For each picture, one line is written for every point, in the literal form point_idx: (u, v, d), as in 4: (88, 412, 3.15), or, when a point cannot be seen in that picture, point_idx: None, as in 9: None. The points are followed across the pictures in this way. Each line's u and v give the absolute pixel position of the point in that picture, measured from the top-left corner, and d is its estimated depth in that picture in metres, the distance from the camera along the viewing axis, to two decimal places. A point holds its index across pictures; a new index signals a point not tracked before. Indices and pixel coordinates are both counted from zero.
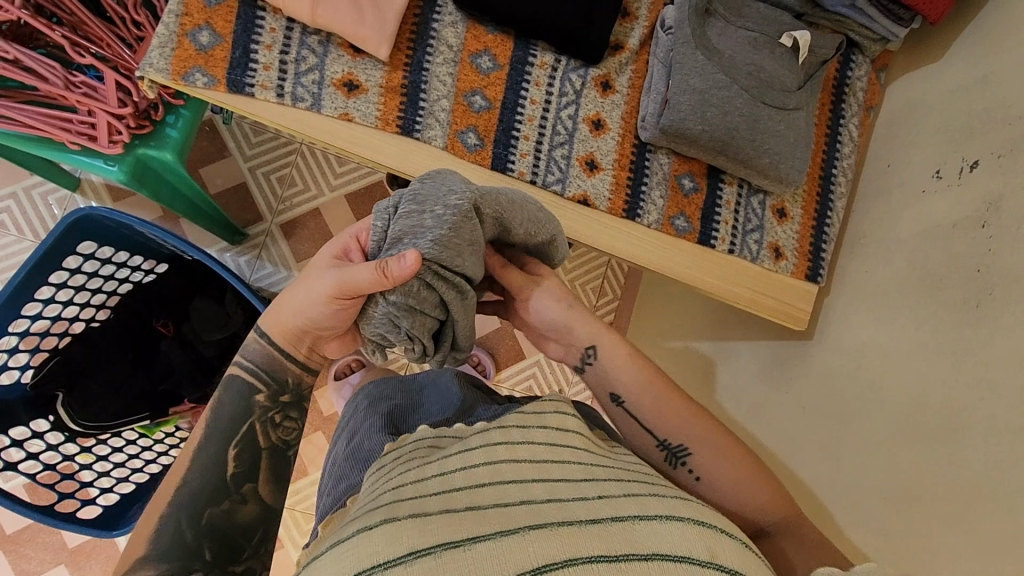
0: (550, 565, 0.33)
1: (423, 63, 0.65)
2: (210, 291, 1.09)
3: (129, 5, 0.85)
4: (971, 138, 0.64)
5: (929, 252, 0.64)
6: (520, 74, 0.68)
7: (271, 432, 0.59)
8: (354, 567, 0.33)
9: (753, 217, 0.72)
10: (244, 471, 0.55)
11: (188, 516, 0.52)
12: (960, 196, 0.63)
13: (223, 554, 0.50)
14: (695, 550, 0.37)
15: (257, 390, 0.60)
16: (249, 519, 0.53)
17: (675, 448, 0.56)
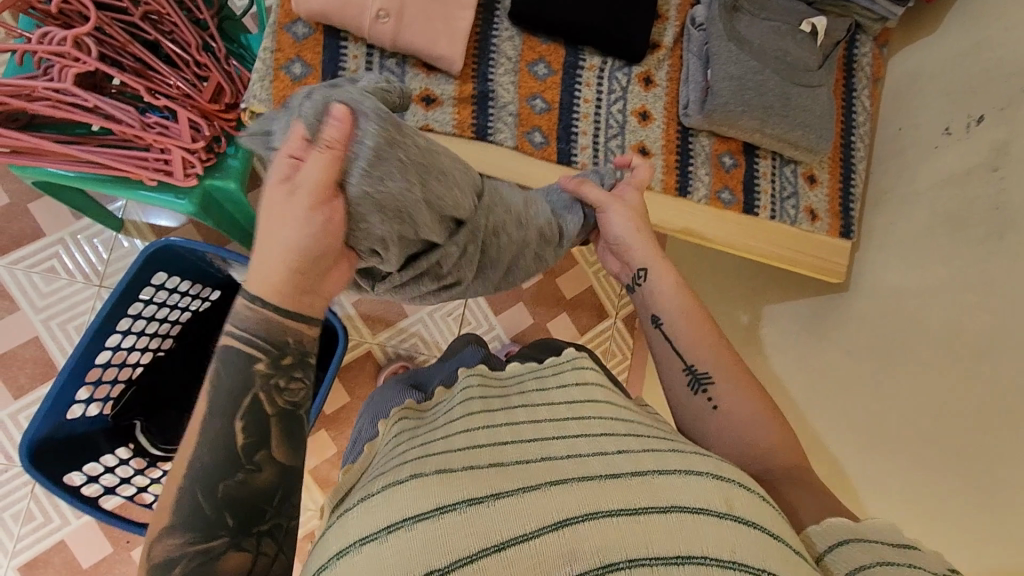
0: (570, 520, 0.37)
1: (488, 74, 0.73)
2: None
3: (191, 48, 0.92)
4: (974, 96, 0.73)
5: (948, 198, 0.73)
6: (572, 76, 0.76)
7: (280, 397, 0.45)
8: (385, 520, 0.38)
9: (787, 185, 0.81)
10: (254, 439, 0.43)
11: (204, 487, 0.41)
12: (970, 146, 0.71)
13: (247, 519, 0.42)
14: (714, 501, 0.39)
15: (255, 356, 0.45)
16: (265, 488, 0.43)
17: (699, 375, 0.57)
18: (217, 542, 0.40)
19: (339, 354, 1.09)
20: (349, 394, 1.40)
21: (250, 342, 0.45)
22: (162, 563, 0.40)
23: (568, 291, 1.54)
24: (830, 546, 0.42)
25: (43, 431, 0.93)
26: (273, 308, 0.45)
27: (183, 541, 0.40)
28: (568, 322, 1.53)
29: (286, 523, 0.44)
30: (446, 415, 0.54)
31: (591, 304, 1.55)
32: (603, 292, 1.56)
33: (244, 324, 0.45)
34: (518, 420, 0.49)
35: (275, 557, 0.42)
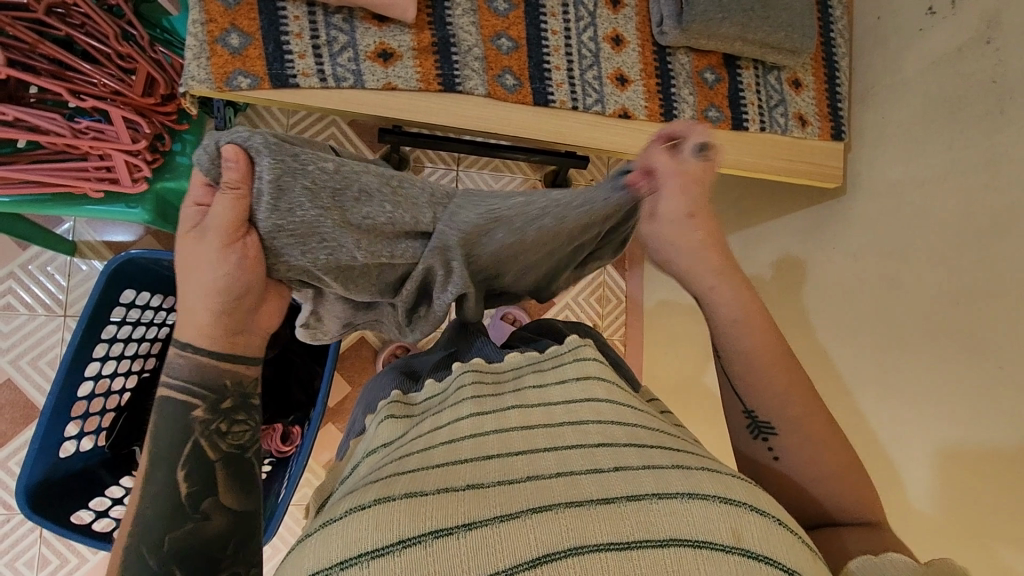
0: (549, 556, 0.34)
1: (445, 17, 0.67)
2: None
3: (110, 39, 0.83)
4: None
5: (943, 77, 0.75)
6: (535, 8, 0.70)
7: (219, 444, 0.53)
8: (340, 552, 0.36)
9: (774, 94, 0.78)
10: (197, 489, 0.50)
11: (150, 543, 0.47)
12: (958, 23, 0.74)
13: (198, 566, 0.48)
14: (720, 534, 0.35)
15: (194, 407, 0.53)
16: (216, 532, 0.50)
17: (761, 423, 0.56)
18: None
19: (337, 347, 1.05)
20: (350, 383, 1.38)
21: (179, 392, 0.53)
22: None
23: None
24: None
25: (38, 474, 0.88)
26: (209, 356, 0.54)
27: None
28: None
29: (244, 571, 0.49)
30: (437, 418, 0.52)
31: None
32: None
33: (178, 376, 0.53)
34: (510, 430, 0.46)
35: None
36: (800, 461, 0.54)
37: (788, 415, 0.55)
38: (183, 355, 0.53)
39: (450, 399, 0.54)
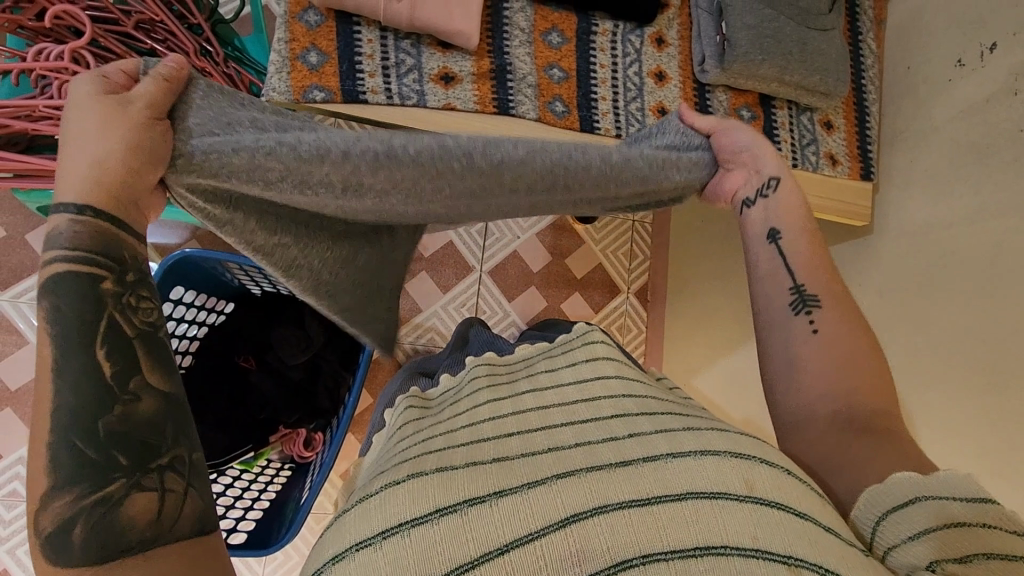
0: (579, 515, 0.38)
1: (503, 47, 0.73)
2: (288, 317, 1.19)
3: (189, 54, 0.90)
4: (983, 28, 0.80)
5: (971, 125, 0.79)
6: (586, 42, 0.76)
7: (132, 319, 0.47)
8: (381, 524, 0.39)
9: (806, 133, 0.82)
10: (121, 368, 0.44)
11: (80, 434, 0.41)
12: (986, 75, 0.78)
13: (142, 454, 0.42)
14: (733, 485, 0.40)
15: (101, 277, 0.46)
16: (150, 413, 0.44)
17: (807, 296, 0.62)
18: (113, 485, 0.40)
19: (367, 354, 1.08)
20: (372, 394, 1.41)
21: (78, 259, 0.46)
22: (58, 527, 0.39)
23: (577, 270, 1.55)
24: (882, 513, 0.44)
25: None
26: (108, 220, 0.47)
27: (75, 495, 0.40)
28: (582, 302, 1.54)
29: (186, 453, 0.44)
30: (455, 406, 0.57)
31: (601, 282, 1.56)
32: (612, 268, 1.57)
33: (71, 241, 0.46)
34: (525, 410, 0.51)
35: (185, 494, 0.43)
36: (836, 333, 0.60)
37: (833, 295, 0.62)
38: (77, 221, 0.46)
39: (465, 391, 0.60)
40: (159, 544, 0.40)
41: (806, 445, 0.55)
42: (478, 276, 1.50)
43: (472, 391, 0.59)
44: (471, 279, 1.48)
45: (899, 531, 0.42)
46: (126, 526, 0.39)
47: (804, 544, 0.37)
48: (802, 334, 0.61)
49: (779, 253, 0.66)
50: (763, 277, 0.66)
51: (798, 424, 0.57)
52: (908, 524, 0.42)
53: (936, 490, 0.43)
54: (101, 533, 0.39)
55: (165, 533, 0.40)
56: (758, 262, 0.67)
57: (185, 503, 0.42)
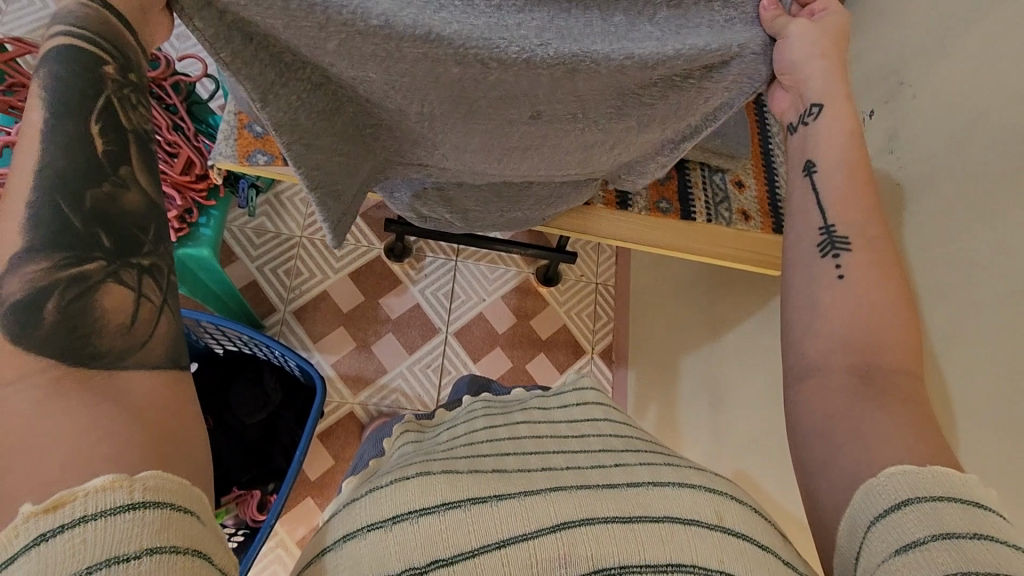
0: (567, 523, 0.39)
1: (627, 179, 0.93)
2: (248, 375, 1.22)
3: (162, 128, 0.99)
4: (868, 98, 1.00)
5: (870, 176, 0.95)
6: (684, 182, 0.94)
7: (131, 115, 0.49)
8: (391, 510, 0.40)
9: (719, 191, 0.94)
10: (115, 151, 0.46)
11: (68, 199, 0.42)
12: (873, 134, 0.97)
13: (125, 246, 0.44)
14: (704, 513, 0.41)
15: (104, 62, 0.48)
16: (133, 207, 0.45)
17: (837, 239, 0.62)
18: (93, 267, 0.41)
19: (310, 426, 1.12)
20: (334, 457, 1.41)
21: (84, 41, 0.47)
22: (27, 294, 0.39)
23: (542, 331, 1.59)
24: (878, 515, 0.43)
25: None
26: (119, 16, 0.49)
27: (50, 265, 0.40)
28: (546, 361, 1.57)
29: (164, 267, 0.46)
30: (452, 430, 0.58)
31: (566, 342, 1.59)
32: (576, 329, 1.60)
33: (78, 19, 0.47)
34: (520, 434, 0.53)
35: (159, 307, 0.44)
36: (863, 276, 0.58)
37: (865, 236, 0.61)
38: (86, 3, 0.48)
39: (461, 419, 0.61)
40: (126, 365, 0.39)
41: (823, 399, 0.53)
42: (443, 337, 1.54)
43: (468, 421, 0.60)
44: (436, 340, 1.52)
45: (886, 547, 0.40)
46: (99, 320, 0.40)
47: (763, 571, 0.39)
48: (827, 280, 0.59)
49: (812, 188, 0.67)
50: (799, 211, 0.67)
51: (813, 373, 0.55)
52: (899, 533, 0.40)
53: (935, 489, 0.42)
54: (77, 312, 0.40)
55: (132, 349, 0.40)
56: (795, 195, 0.69)
57: (157, 330, 0.43)
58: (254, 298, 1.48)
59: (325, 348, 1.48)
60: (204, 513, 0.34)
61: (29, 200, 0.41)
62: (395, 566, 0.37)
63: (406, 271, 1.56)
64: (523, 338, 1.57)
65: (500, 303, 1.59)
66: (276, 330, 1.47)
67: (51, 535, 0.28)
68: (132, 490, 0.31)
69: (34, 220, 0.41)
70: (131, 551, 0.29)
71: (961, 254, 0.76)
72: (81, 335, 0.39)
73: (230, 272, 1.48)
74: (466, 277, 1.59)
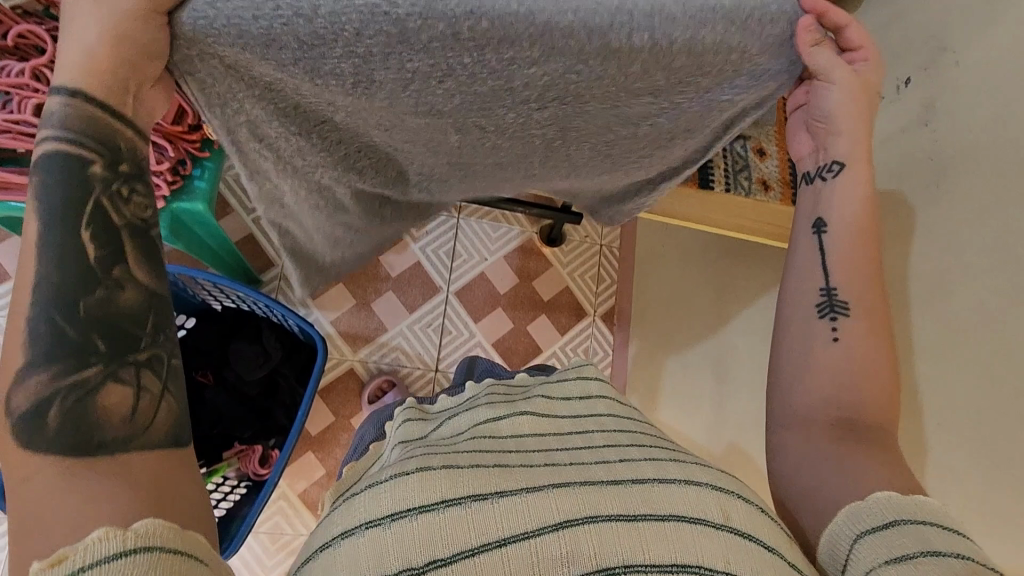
0: (571, 521, 0.38)
1: None
2: (246, 332, 1.20)
3: None
4: (902, 64, 0.95)
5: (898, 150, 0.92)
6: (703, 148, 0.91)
7: (123, 209, 0.51)
8: (390, 507, 0.39)
9: (738, 160, 0.91)
10: (107, 254, 0.49)
11: (62, 308, 0.45)
12: (905, 104, 0.93)
13: (122, 346, 0.46)
14: (711, 512, 0.40)
15: (93, 160, 0.50)
16: (130, 305, 0.48)
17: (836, 303, 0.62)
18: (91, 371, 0.44)
19: (313, 386, 1.11)
20: (334, 413, 1.42)
21: (75, 149, 0.50)
22: (30, 408, 0.42)
23: (545, 293, 1.56)
24: (860, 532, 0.46)
25: None
26: (104, 109, 0.50)
27: (49, 375, 0.43)
28: (548, 323, 1.55)
29: (164, 355, 0.49)
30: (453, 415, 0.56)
31: (568, 305, 1.57)
32: (579, 291, 1.58)
33: (62, 120, 0.50)
34: (523, 423, 0.51)
35: (160, 397, 0.47)
36: (858, 344, 0.60)
37: (864, 304, 0.62)
38: (69, 102, 0.50)
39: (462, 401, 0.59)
40: (129, 451, 0.42)
41: (802, 450, 0.56)
42: (444, 296, 1.52)
43: (471, 405, 0.57)
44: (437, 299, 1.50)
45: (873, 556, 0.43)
46: (103, 416, 0.43)
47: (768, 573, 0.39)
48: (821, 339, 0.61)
49: (819, 247, 0.66)
50: (801, 267, 0.66)
51: (787, 428, 0.59)
52: (886, 548, 0.43)
53: (904, 512, 0.46)
54: (78, 415, 0.42)
55: (139, 434, 0.44)
56: (797, 250, 0.68)
57: (161, 412, 0.46)
58: (250, 252, 1.44)
59: (324, 306, 1.46)
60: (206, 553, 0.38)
61: (28, 313, 0.44)
62: (393, 566, 0.36)
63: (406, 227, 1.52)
64: (524, 300, 1.55)
65: (502, 264, 1.56)
66: (274, 286, 1.44)
67: None
68: (125, 539, 0.34)
69: (32, 333, 0.44)
70: None
71: (988, 244, 0.73)
72: (85, 434, 0.42)
73: (226, 224, 1.44)
74: (468, 237, 1.55)
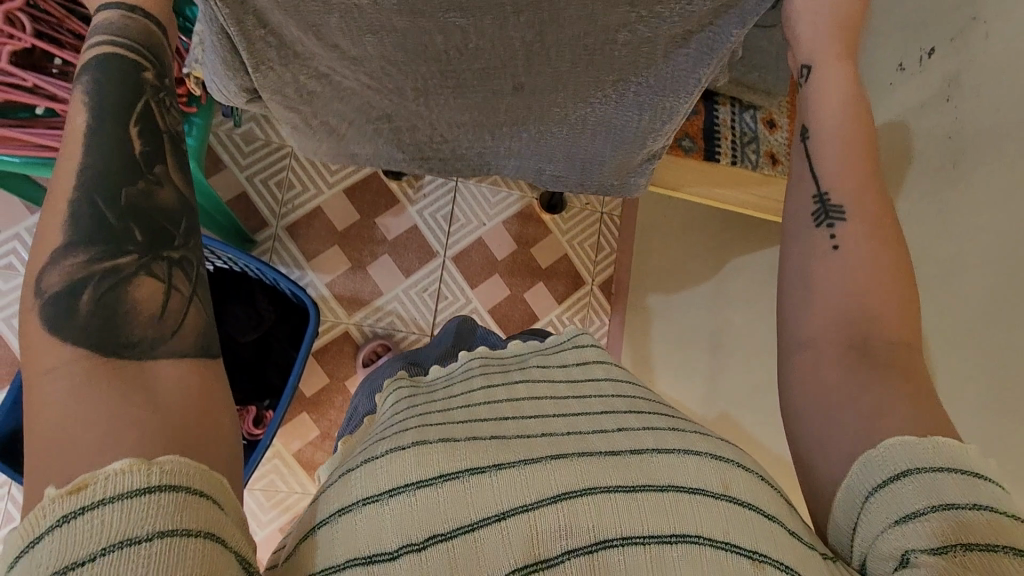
0: (569, 493, 0.37)
1: None
2: (239, 294, 1.18)
3: None
4: (922, 39, 0.92)
5: (911, 129, 0.89)
6: (711, 111, 0.95)
7: (166, 116, 0.51)
8: (388, 484, 0.38)
9: (748, 130, 0.96)
10: (150, 151, 0.48)
11: (105, 198, 0.44)
12: (923, 80, 0.90)
13: (156, 240, 0.45)
14: (710, 482, 0.39)
15: (144, 67, 0.52)
16: (167, 204, 0.47)
17: (831, 207, 0.56)
18: (126, 260, 0.43)
19: (306, 351, 1.11)
20: (329, 375, 1.42)
21: (124, 46, 0.51)
22: (65, 289, 0.41)
23: (542, 260, 1.54)
24: (877, 485, 0.41)
25: (10, 426, 0.92)
26: (158, 32, 0.54)
27: (86, 258, 0.42)
28: (545, 291, 1.53)
29: (193, 260, 0.47)
30: (450, 386, 0.56)
31: (566, 272, 1.54)
32: (577, 260, 1.56)
33: (122, 30, 0.52)
34: (519, 398, 0.50)
35: (188, 300, 0.45)
36: (862, 249, 0.53)
37: (863, 206, 0.55)
38: (127, 15, 0.53)
39: (457, 376, 0.58)
40: (159, 355, 0.40)
41: (816, 372, 0.49)
42: (441, 261, 1.49)
43: (467, 380, 0.55)
44: (433, 265, 1.48)
45: (884, 518, 0.39)
46: (130, 314, 0.41)
47: (775, 544, 0.37)
48: (820, 250, 0.54)
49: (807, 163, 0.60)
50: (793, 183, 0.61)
51: (805, 348, 0.51)
52: (898, 503, 0.39)
53: (933, 458, 0.40)
54: (111, 316, 0.40)
55: (165, 336, 0.41)
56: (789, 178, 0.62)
57: (188, 316, 0.44)
58: (244, 211, 1.41)
59: (320, 268, 1.44)
60: (226, 501, 0.35)
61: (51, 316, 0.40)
62: (392, 543, 0.36)
63: (402, 189, 1.49)
64: (521, 267, 1.53)
65: (500, 228, 1.53)
66: (268, 246, 1.42)
67: (74, 517, 0.29)
68: (149, 473, 0.32)
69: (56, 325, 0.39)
70: (144, 534, 0.29)
71: (1004, 230, 0.71)
72: (110, 333, 0.40)
73: (219, 183, 1.40)
74: (467, 200, 1.52)
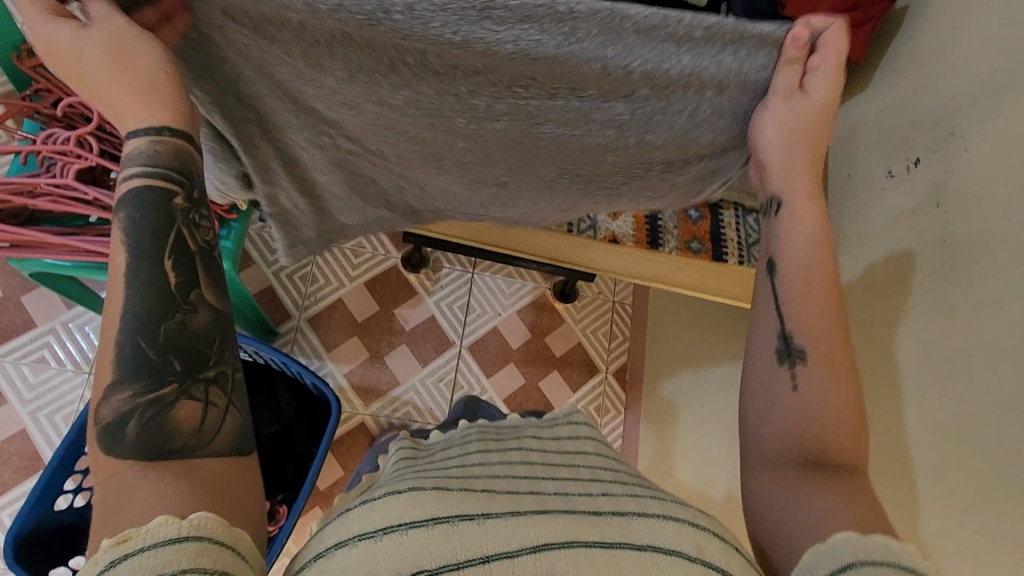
0: (549, 545, 0.38)
1: (659, 224, 1.01)
2: (262, 386, 1.21)
3: None
4: (907, 149, 1.00)
5: (906, 229, 0.95)
6: (716, 215, 1.03)
7: (196, 234, 0.53)
8: (380, 523, 0.38)
9: (751, 233, 1.03)
10: (184, 280, 0.50)
11: (144, 334, 0.47)
12: (912, 184, 0.96)
13: (193, 365, 0.48)
14: (684, 544, 0.40)
15: (176, 193, 0.53)
16: (202, 326, 0.50)
17: (793, 351, 0.58)
18: (167, 389, 0.46)
19: (324, 443, 1.11)
20: (343, 467, 1.41)
21: (154, 174, 0.53)
22: (114, 420, 0.44)
23: (557, 348, 1.57)
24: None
25: (26, 526, 0.92)
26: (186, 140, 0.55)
27: (132, 392, 0.45)
28: (559, 380, 1.55)
29: (228, 372, 0.50)
30: (447, 451, 0.58)
31: (580, 361, 1.56)
32: (591, 348, 1.58)
33: (147, 155, 0.53)
34: (512, 462, 0.52)
35: (226, 410, 0.48)
36: (819, 390, 0.56)
37: (823, 349, 0.58)
38: (155, 139, 0.53)
39: (457, 442, 0.62)
40: (194, 458, 0.44)
41: (768, 486, 0.53)
42: (457, 351, 1.52)
43: (464, 447, 0.58)
44: (449, 354, 1.51)
45: None
46: (172, 429, 0.45)
47: None
48: (781, 392, 0.57)
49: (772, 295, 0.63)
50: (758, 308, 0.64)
51: (767, 462, 0.54)
52: None
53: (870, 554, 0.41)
54: (152, 436, 0.44)
55: (203, 445, 0.45)
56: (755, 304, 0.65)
57: (223, 426, 0.47)
58: (269, 304, 1.47)
59: (340, 358, 1.47)
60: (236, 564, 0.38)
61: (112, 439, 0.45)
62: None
63: (420, 281, 1.55)
64: (537, 356, 1.55)
65: (515, 318, 1.57)
66: (290, 338, 1.46)
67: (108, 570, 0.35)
68: (170, 535, 0.37)
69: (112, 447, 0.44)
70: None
71: (1004, 323, 0.73)
72: (155, 450, 0.44)
73: (248, 277, 1.48)
74: (482, 293, 1.57)
